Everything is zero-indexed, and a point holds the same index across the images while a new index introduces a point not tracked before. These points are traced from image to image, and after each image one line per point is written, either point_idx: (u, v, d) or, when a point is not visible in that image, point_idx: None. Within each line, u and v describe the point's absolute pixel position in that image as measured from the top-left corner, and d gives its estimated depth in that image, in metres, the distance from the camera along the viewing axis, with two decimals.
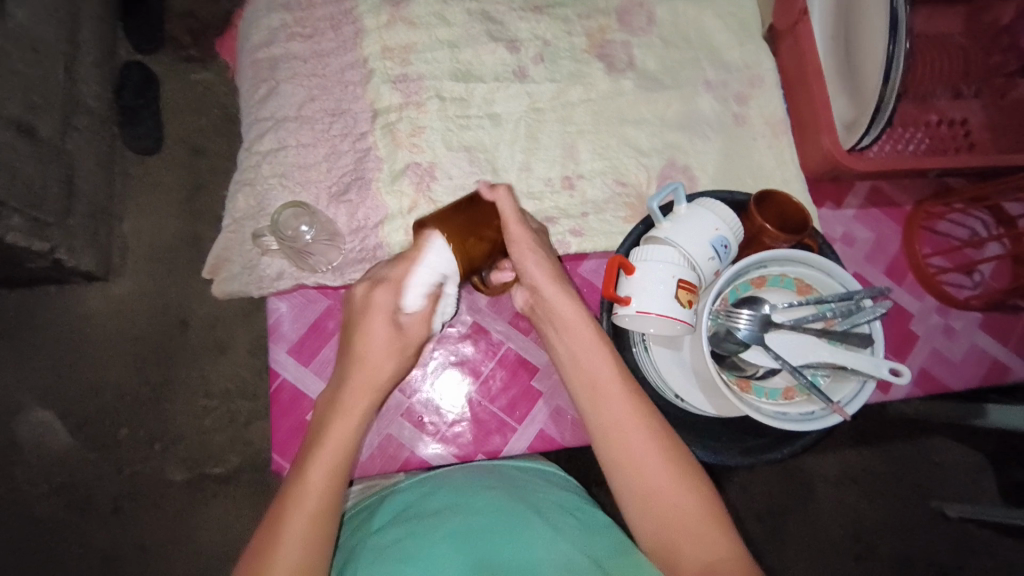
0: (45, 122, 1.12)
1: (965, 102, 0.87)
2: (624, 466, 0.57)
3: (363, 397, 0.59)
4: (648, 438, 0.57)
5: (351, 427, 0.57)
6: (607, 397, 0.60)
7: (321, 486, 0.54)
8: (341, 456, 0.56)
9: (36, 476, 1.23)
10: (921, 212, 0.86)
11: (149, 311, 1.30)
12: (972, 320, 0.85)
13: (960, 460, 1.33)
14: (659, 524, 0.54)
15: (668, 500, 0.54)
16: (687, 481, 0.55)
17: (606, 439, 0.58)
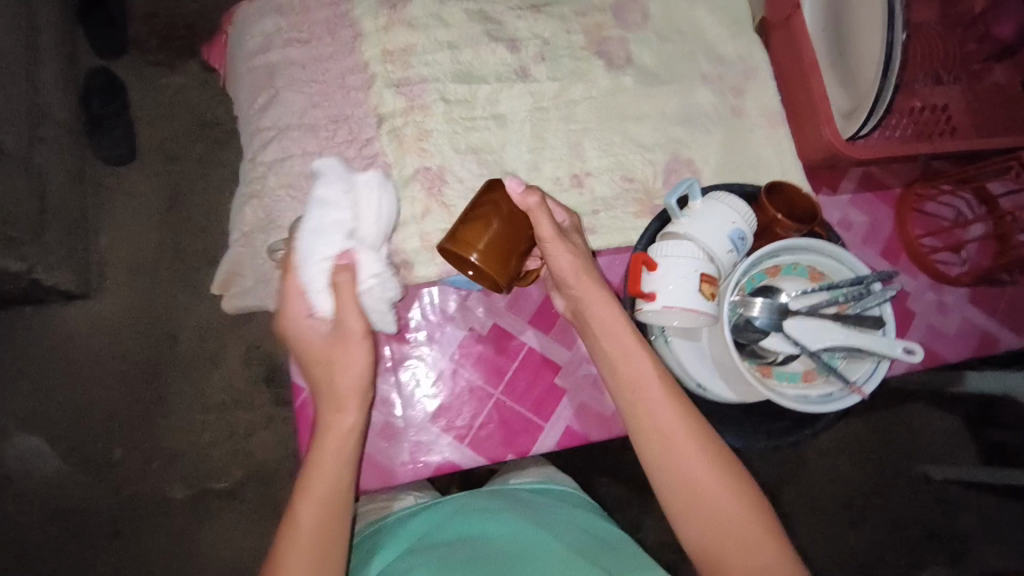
0: (12, 136, 1.06)
1: (945, 89, 0.89)
2: (674, 476, 0.63)
3: (346, 414, 0.64)
4: (697, 449, 0.63)
5: (343, 445, 0.64)
6: (655, 406, 0.64)
7: (319, 509, 0.62)
8: (338, 480, 0.63)
9: (25, 504, 1.18)
10: (913, 195, 0.89)
11: (134, 327, 1.25)
12: (962, 295, 0.89)
13: (941, 426, 1.40)
14: (706, 526, 0.62)
15: (715, 506, 0.61)
16: (733, 488, 0.62)
17: (656, 450, 0.63)
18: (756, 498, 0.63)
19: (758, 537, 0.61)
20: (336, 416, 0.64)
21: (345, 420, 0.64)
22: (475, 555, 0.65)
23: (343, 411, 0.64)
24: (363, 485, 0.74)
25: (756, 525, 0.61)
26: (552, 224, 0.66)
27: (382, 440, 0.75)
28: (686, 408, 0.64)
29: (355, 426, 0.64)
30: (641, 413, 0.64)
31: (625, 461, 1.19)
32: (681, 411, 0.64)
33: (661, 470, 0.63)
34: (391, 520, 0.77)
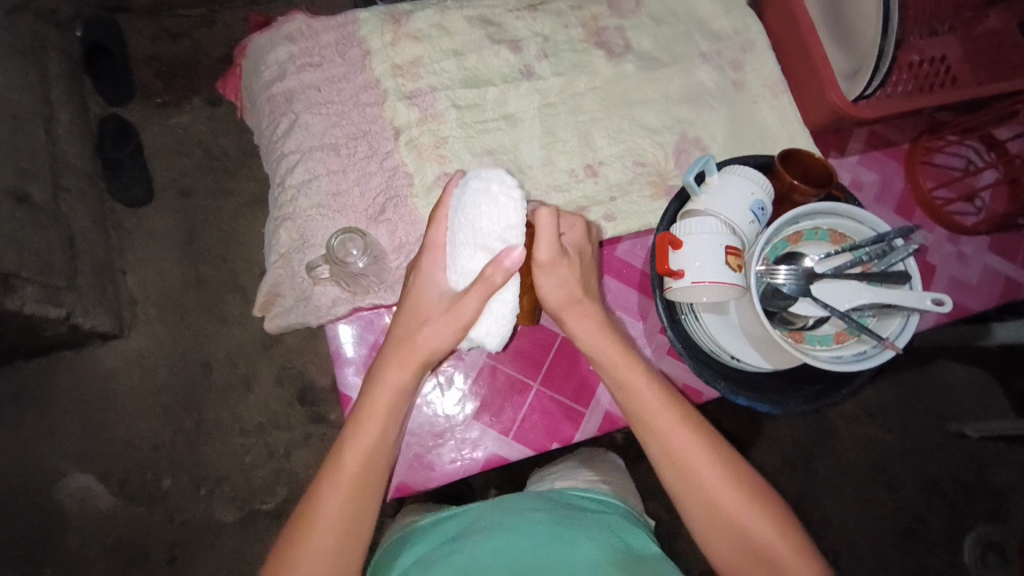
0: (36, 188, 1.13)
1: (943, 39, 0.91)
2: (689, 491, 0.65)
3: (405, 373, 0.64)
4: (710, 468, 0.65)
5: (381, 420, 0.64)
6: (663, 429, 0.66)
7: (349, 487, 0.62)
8: (370, 457, 0.63)
9: (85, 538, 1.23)
10: (920, 147, 0.90)
11: (169, 359, 1.29)
12: (982, 244, 0.90)
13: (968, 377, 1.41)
14: (725, 536, 0.64)
15: (731, 520, 0.63)
16: (750, 502, 0.63)
17: (672, 471, 0.66)
18: (775, 508, 0.64)
19: (774, 545, 0.62)
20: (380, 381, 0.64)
21: (394, 379, 0.64)
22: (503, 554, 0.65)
23: (397, 370, 0.64)
24: (419, 485, 0.76)
25: (774, 535, 0.62)
26: (550, 252, 0.64)
27: (430, 440, 0.77)
28: (697, 427, 0.67)
29: (398, 402, 0.64)
30: (653, 437, 0.67)
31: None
32: (692, 430, 0.66)
33: (678, 487, 0.66)
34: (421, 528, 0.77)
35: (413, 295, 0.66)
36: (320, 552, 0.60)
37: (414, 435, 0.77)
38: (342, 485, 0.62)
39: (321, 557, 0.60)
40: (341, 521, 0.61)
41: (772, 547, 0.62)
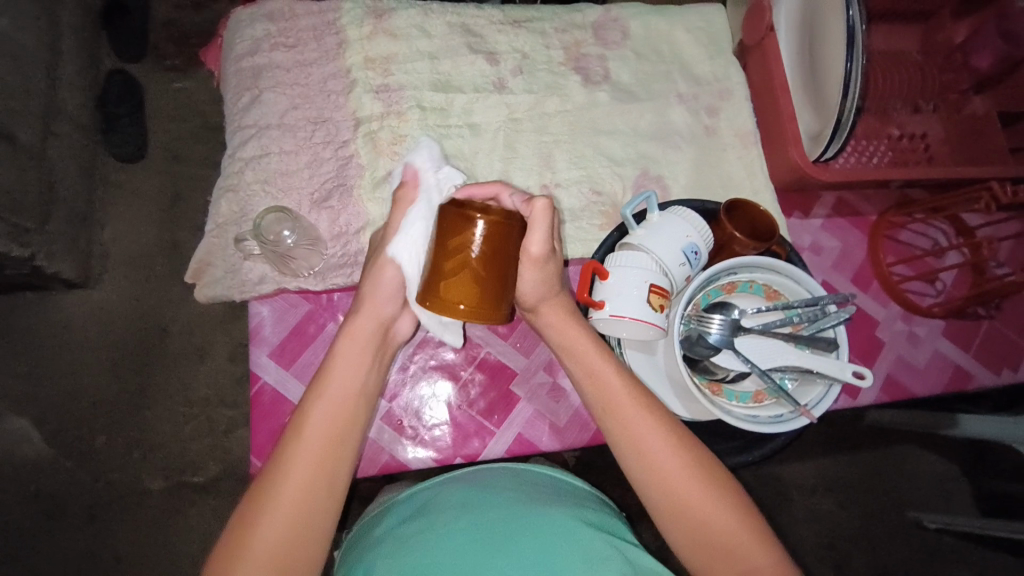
0: (24, 128, 1.01)
1: (924, 117, 0.89)
2: (655, 485, 0.57)
3: (381, 304, 0.67)
4: (681, 459, 0.58)
5: (363, 350, 0.64)
6: (631, 419, 0.60)
7: (331, 417, 0.59)
8: (353, 386, 0.61)
9: (8, 485, 1.12)
10: (885, 222, 0.90)
11: (126, 315, 1.18)
12: (935, 328, 0.89)
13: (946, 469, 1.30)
14: (698, 540, 0.56)
15: (702, 519, 0.56)
16: (723, 497, 0.56)
17: (641, 466, 0.58)
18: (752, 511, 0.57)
19: (759, 550, 0.54)
20: (359, 313, 0.66)
21: (373, 311, 0.66)
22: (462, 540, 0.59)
23: (378, 303, 0.67)
24: None
25: (753, 543, 0.55)
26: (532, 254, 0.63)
27: None
28: (667, 420, 0.60)
29: (377, 332, 0.66)
30: (619, 427, 0.61)
31: (615, 485, 1.12)
32: (662, 421, 0.60)
33: (643, 483, 0.58)
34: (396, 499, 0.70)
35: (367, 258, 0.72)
36: (295, 486, 0.55)
37: None
38: (312, 431, 0.57)
39: (298, 491, 0.54)
40: (322, 452, 0.57)
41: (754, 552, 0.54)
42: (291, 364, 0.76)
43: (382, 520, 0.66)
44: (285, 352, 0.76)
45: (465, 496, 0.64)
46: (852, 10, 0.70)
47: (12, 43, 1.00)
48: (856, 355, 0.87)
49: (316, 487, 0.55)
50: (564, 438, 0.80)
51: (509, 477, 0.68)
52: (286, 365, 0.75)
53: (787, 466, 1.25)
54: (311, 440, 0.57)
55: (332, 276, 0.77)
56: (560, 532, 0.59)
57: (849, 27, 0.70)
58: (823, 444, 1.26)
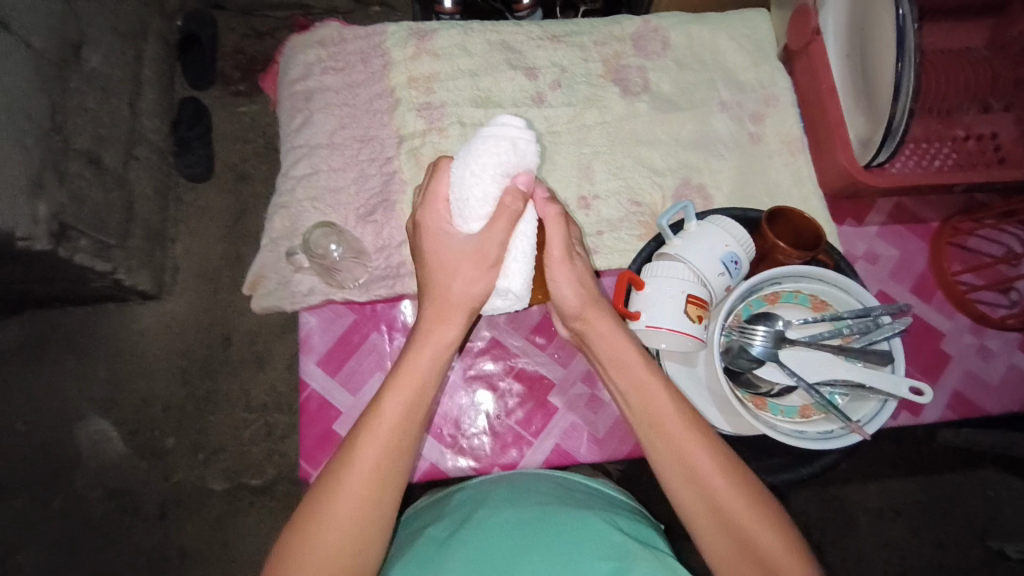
0: (110, 152, 1.11)
1: (994, 116, 0.83)
2: (693, 491, 0.56)
3: (447, 327, 0.60)
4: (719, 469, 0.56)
5: (423, 374, 0.58)
6: (672, 427, 0.58)
7: (382, 443, 0.55)
8: (409, 412, 0.57)
9: (91, 480, 1.21)
10: (949, 228, 0.85)
11: (195, 325, 1.26)
12: (1009, 340, 0.83)
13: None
14: (739, 554, 0.54)
15: (740, 530, 0.54)
16: (761, 508, 0.54)
17: (676, 472, 0.57)
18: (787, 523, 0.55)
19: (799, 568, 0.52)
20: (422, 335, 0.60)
21: (441, 334, 0.59)
22: (509, 537, 0.59)
23: (446, 323, 0.60)
24: None
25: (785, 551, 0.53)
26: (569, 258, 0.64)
27: None
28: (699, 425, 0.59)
29: (441, 354, 0.59)
30: (660, 439, 0.59)
31: (655, 498, 1.10)
32: (700, 434, 0.58)
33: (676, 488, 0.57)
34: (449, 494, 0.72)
35: (429, 251, 0.60)
36: (347, 505, 0.53)
37: None
38: (386, 430, 0.56)
39: (366, 482, 0.54)
40: (377, 470, 0.54)
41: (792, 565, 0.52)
42: (337, 372, 0.79)
43: (435, 511, 0.69)
44: (332, 361, 0.80)
45: (512, 495, 0.65)
46: (903, 8, 0.67)
47: (102, 76, 1.10)
48: (918, 369, 0.81)
49: (366, 506, 0.54)
50: (604, 450, 0.79)
51: (552, 483, 0.69)
52: (332, 372, 0.79)
53: (849, 487, 1.18)
54: (365, 459, 0.54)
55: (376, 287, 0.80)
56: (592, 535, 0.59)
57: (898, 27, 0.68)
58: (886, 462, 1.19)
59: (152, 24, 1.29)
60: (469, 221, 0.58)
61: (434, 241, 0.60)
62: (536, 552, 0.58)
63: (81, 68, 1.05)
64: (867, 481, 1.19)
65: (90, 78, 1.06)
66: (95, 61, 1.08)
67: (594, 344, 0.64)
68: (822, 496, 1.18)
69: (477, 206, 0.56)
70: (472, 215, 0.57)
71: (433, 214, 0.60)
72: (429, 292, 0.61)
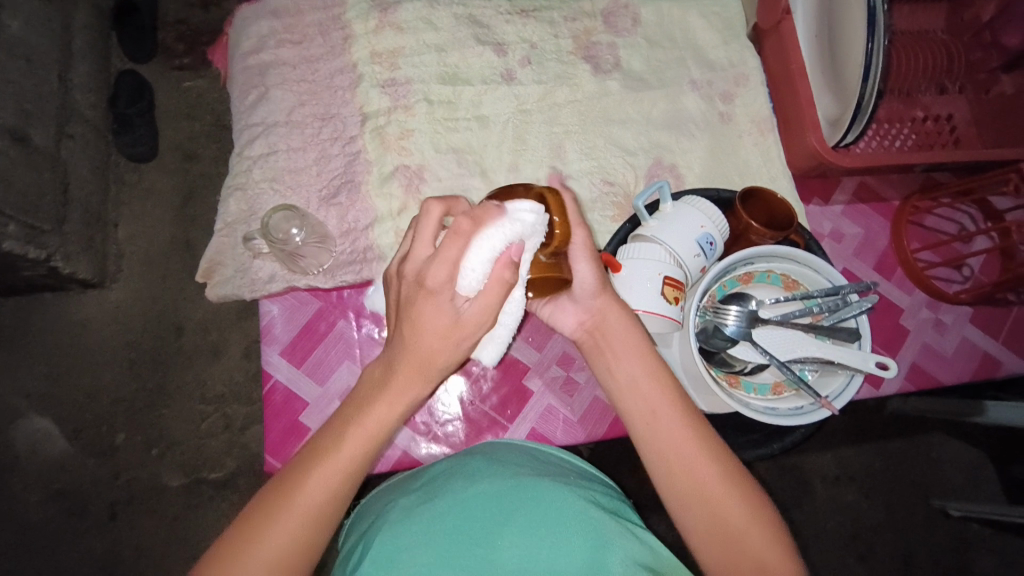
0: (38, 129, 1.01)
1: (951, 98, 0.85)
2: (686, 485, 0.55)
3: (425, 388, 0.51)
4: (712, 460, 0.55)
5: (387, 410, 0.51)
6: (663, 413, 0.57)
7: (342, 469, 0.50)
8: (366, 450, 0.51)
9: (32, 482, 1.13)
10: (909, 207, 0.87)
11: (142, 315, 1.19)
12: (962, 314, 0.86)
13: (979, 466, 1.25)
14: (717, 532, 0.54)
15: (727, 520, 0.54)
16: (749, 505, 0.55)
17: (671, 470, 0.56)
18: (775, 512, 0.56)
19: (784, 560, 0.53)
20: (388, 386, 0.51)
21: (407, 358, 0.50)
22: (492, 515, 0.57)
23: (446, 345, 0.49)
24: None
25: (761, 533, 0.54)
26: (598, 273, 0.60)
27: None
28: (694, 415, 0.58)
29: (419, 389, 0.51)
30: (650, 422, 0.58)
31: (626, 477, 1.11)
32: (693, 428, 0.57)
33: (671, 480, 0.56)
34: (416, 473, 0.67)
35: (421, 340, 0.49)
36: (278, 548, 0.48)
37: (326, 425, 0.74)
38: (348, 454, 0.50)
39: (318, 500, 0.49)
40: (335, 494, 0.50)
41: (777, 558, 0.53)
42: (303, 362, 0.75)
43: (403, 485, 0.66)
44: (296, 351, 0.76)
45: (489, 465, 0.62)
46: None
47: (25, 46, 1.00)
48: (879, 344, 0.84)
49: (299, 551, 0.49)
50: (579, 433, 0.79)
51: (530, 458, 0.65)
52: (297, 363, 0.75)
53: (810, 459, 1.22)
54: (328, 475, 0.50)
55: (342, 273, 0.77)
56: (570, 518, 0.56)
57: (870, 6, 0.68)
58: (843, 434, 1.23)
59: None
60: (468, 281, 0.48)
61: (444, 318, 0.48)
62: (523, 534, 0.56)
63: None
64: (826, 453, 1.23)
65: (9, 47, 0.96)
66: (15, 28, 0.98)
67: (612, 340, 0.61)
68: (784, 468, 1.22)
69: (478, 264, 0.48)
70: (467, 274, 0.48)
71: (432, 312, 0.48)
72: (401, 348, 0.50)
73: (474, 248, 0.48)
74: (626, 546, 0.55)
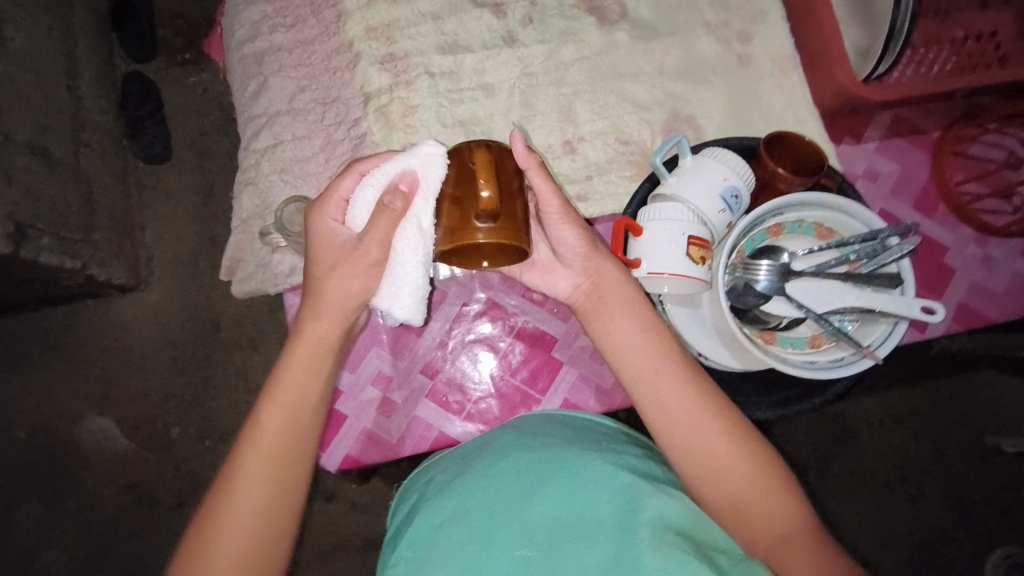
0: (55, 141, 1.02)
1: (994, 13, 0.77)
2: (691, 455, 0.55)
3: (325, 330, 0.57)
4: (724, 428, 0.55)
5: (298, 391, 0.57)
6: (674, 386, 0.56)
7: (267, 455, 0.55)
8: (276, 447, 0.55)
9: (97, 480, 1.19)
10: (950, 136, 0.81)
11: (178, 314, 1.22)
12: (1013, 248, 0.81)
13: None
14: (734, 500, 0.54)
15: (742, 484, 0.54)
16: (761, 469, 0.54)
17: (681, 436, 0.55)
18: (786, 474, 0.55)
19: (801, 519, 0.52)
20: (294, 356, 0.57)
21: (316, 330, 0.57)
22: (517, 488, 0.57)
23: (320, 321, 0.57)
24: (365, 461, 0.76)
25: (774, 494, 0.53)
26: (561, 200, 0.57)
27: (378, 415, 0.77)
28: (695, 373, 0.57)
29: (312, 378, 0.58)
30: (657, 396, 0.56)
31: None
32: (698, 390, 0.56)
33: (681, 459, 0.55)
34: (435, 460, 0.68)
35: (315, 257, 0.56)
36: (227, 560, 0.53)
37: (362, 410, 0.77)
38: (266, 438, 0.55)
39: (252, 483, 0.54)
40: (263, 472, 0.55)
41: (790, 520, 0.52)
42: None
43: (434, 465, 0.66)
44: None
45: (516, 438, 0.62)
46: None
47: (32, 58, 1.00)
48: (923, 287, 0.80)
49: None
50: (613, 401, 0.78)
51: (560, 425, 0.64)
52: None
53: (856, 407, 1.19)
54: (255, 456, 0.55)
55: None
56: (596, 487, 0.56)
57: None
58: (889, 379, 1.19)
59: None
60: (355, 208, 0.55)
61: (325, 245, 0.56)
62: (547, 503, 0.56)
63: (6, 50, 0.95)
64: (871, 400, 1.19)
65: (18, 61, 0.97)
66: (20, 41, 0.98)
67: (606, 307, 0.59)
68: (829, 418, 1.19)
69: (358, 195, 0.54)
70: (356, 203, 0.55)
71: (324, 239, 0.56)
72: (309, 313, 0.57)
73: (375, 176, 0.55)
74: (659, 506, 0.54)
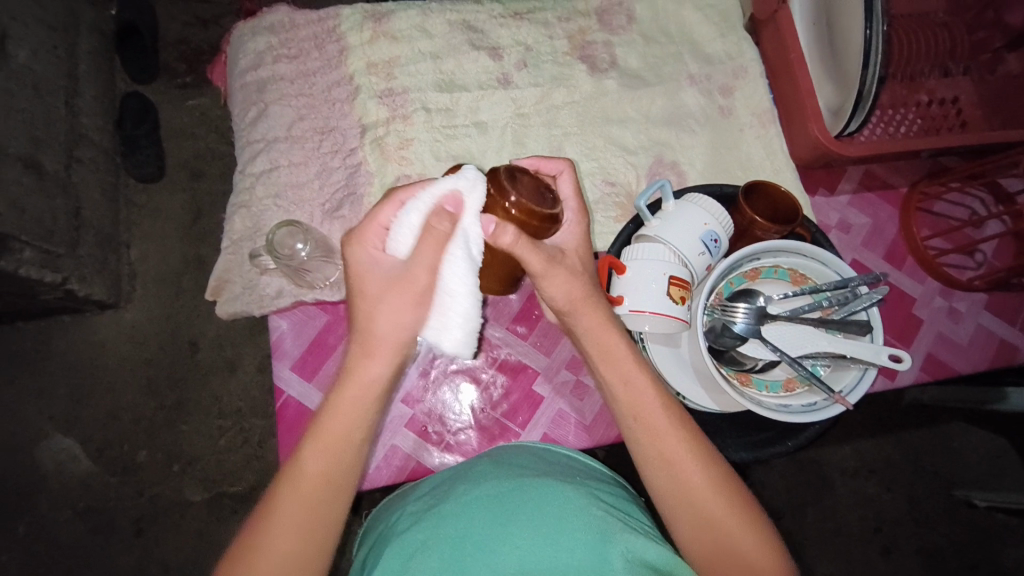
0: (48, 155, 1.03)
1: (955, 80, 0.83)
2: (672, 493, 0.55)
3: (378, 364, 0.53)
4: (703, 471, 0.55)
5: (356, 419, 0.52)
6: (661, 428, 0.56)
7: (326, 480, 0.51)
8: (333, 475, 0.51)
9: (58, 501, 1.15)
10: (916, 195, 0.86)
11: (156, 333, 1.20)
12: (977, 301, 0.85)
13: (1003, 452, 1.23)
14: (711, 543, 0.54)
15: (721, 528, 0.54)
16: (740, 512, 0.55)
17: (664, 476, 0.56)
18: (764, 518, 0.56)
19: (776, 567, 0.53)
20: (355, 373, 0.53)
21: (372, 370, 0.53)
22: (488, 518, 0.56)
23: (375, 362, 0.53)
24: None
25: (755, 539, 0.54)
26: (543, 254, 0.55)
27: None
28: (680, 414, 0.58)
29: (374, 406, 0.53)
30: (645, 436, 0.57)
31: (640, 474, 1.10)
32: (680, 427, 0.57)
33: (665, 498, 0.56)
34: (412, 488, 0.68)
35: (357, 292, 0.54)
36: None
37: None
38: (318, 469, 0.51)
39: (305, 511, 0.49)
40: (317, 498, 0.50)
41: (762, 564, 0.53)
42: (313, 376, 0.76)
43: (405, 496, 0.66)
44: (306, 366, 0.76)
45: (489, 470, 0.62)
46: None
47: (33, 74, 1.02)
48: (893, 336, 0.83)
49: None
50: (591, 437, 0.79)
51: (534, 458, 0.65)
52: (307, 377, 0.76)
53: (830, 451, 1.21)
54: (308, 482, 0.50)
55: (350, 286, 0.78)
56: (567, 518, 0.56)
57: None
58: (862, 424, 1.21)
59: (83, 12, 1.20)
60: (398, 233, 0.53)
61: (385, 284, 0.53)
62: (517, 533, 0.55)
63: (7, 65, 0.96)
64: (845, 446, 1.21)
65: (19, 76, 0.98)
66: (22, 57, 0.99)
67: (581, 337, 0.60)
68: (803, 461, 1.20)
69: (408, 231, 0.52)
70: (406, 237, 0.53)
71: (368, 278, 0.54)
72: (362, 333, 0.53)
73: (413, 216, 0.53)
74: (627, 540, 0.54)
